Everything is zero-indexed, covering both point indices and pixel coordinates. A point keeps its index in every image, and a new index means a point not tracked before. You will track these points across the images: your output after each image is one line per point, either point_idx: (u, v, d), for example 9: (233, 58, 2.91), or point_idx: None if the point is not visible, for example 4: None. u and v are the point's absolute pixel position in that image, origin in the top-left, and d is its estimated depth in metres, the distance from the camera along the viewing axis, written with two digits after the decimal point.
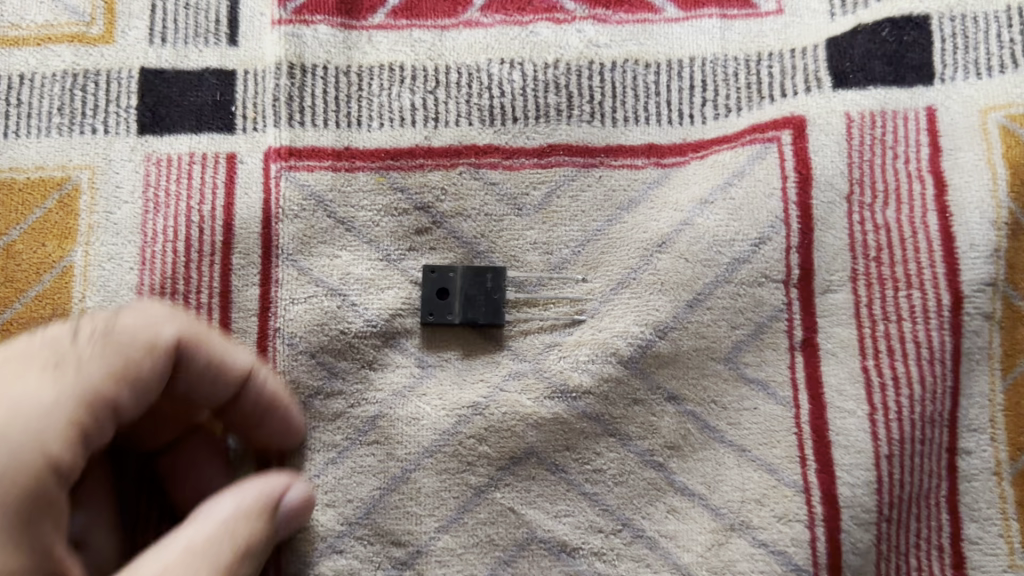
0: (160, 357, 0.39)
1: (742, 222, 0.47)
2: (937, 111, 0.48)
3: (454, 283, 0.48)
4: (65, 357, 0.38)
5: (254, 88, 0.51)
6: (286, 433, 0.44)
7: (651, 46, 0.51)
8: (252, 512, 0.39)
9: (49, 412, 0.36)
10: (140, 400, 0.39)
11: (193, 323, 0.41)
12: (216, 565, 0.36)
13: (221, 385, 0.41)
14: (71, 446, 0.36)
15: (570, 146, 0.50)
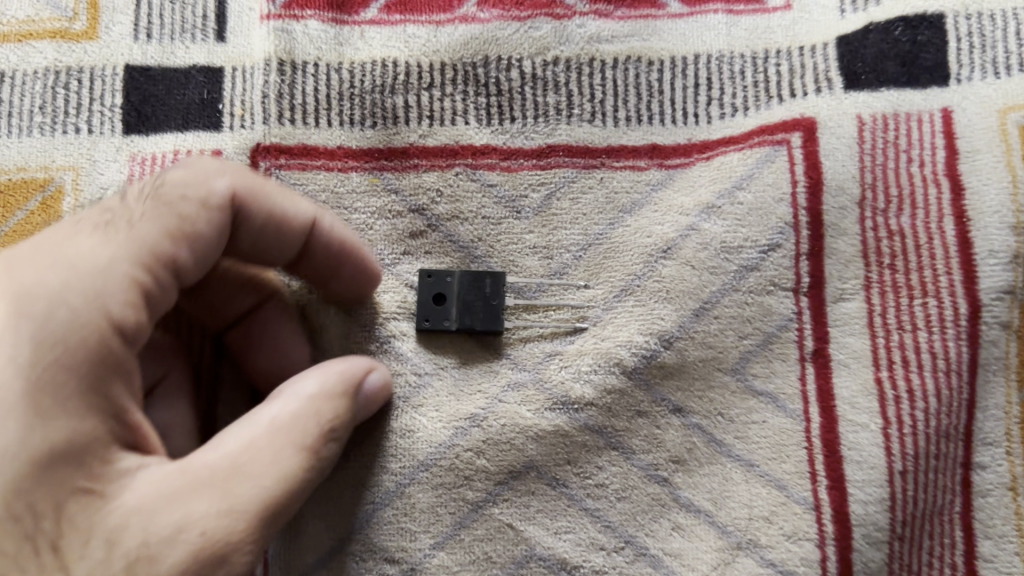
0: (216, 202, 0.38)
1: (751, 228, 0.46)
2: (953, 112, 0.46)
3: (450, 287, 0.46)
4: (114, 220, 0.37)
5: (242, 84, 0.49)
6: (364, 275, 0.44)
7: (654, 43, 0.49)
8: (334, 384, 0.39)
9: (105, 272, 0.35)
10: (202, 259, 0.38)
11: (250, 175, 0.41)
12: (301, 445, 0.36)
13: (285, 234, 0.41)
14: (132, 300, 0.35)
15: (571, 147, 0.48)
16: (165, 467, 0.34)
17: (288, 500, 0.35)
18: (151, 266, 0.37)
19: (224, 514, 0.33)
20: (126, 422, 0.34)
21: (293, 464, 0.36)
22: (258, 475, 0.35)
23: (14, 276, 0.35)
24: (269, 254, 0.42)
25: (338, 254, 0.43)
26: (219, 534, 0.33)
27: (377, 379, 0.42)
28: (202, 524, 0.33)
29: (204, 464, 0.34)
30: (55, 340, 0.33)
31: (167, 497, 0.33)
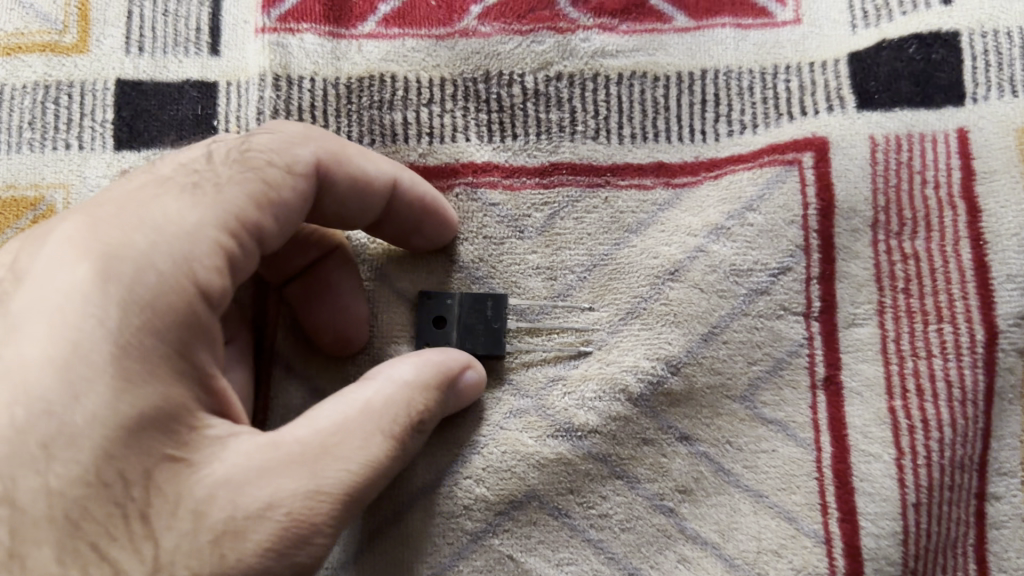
0: (301, 166, 0.38)
1: (761, 250, 0.44)
2: (969, 132, 0.45)
3: (451, 309, 0.44)
4: (201, 181, 0.35)
5: (237, 100, 0.47)
6: (441, 231, 0.44)
7: (661, 58, 0.48)
8: (430, 374, 0.39)
9: (193, 237, 0.34)
10: (287, 225, 0.37)
11: (333, 140, 0.40)
12: (389, 432, 0.36)
13: (367, 198, 0.41)
14: (218, 267, 0.34)
15: (574, 165, 0.46)
16: (253, 440, 0.33)
17: (374, 485, 0.35)
18: (237, 232, 0.35)
19: (312, 494, 0.33)
20: (206, 388, 0.34)
21: (381, 451, 0.35)
22: (348, 459, 0.34)
23: (98, 232, 0.33)
24: (351, 221, 0.41)
25: (417, 214, 0.43)
26: (306, 515, 0.32)
27: (473, 378, 0.41)
28: (291, 502, 0.32)
29: (294, 440, 0.34)
30: (144, 303, 0.32)
31: (257, 472, 0.32)
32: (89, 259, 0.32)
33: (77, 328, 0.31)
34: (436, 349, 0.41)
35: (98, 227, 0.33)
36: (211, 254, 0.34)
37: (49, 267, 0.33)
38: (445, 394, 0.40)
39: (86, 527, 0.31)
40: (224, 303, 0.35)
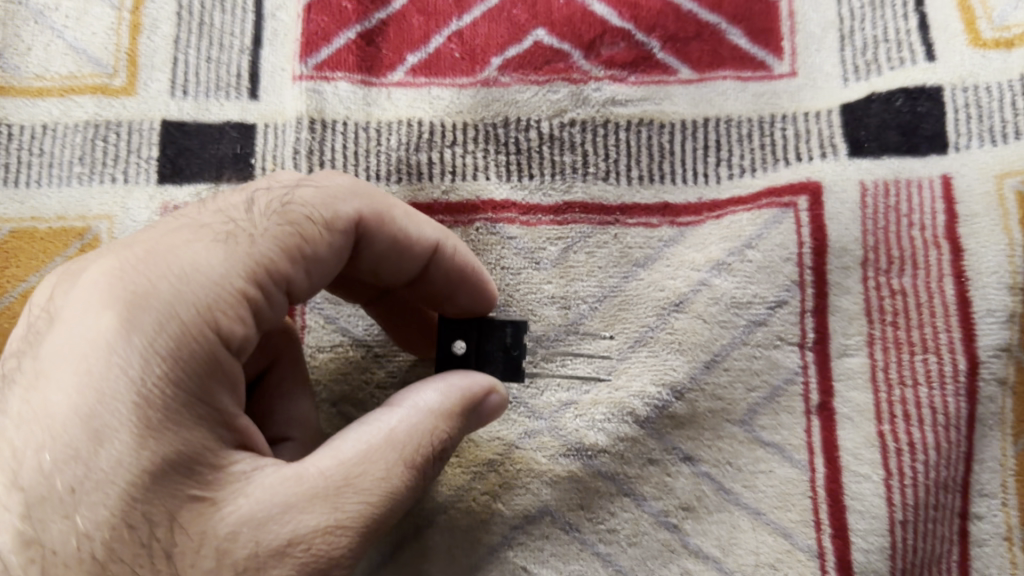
0: (341, 230, 0.39)
1: (760, 284, 0.48)
2: (953, 179, 0.48)
3: (467, 328, 0.42)
4: (233, 235, 0.36)
5: (275, 140, 0.51)
6: (478, 306, 0.45)
7: (668, 107, 0.52)
8: (455, 401, 0.39)
9: (220, 286, 0.35)
10: (321, 277, 0.39)
11: (377, 197, 0.41)
12: (409, 465, 0.36)
13: (406, 258, 0.43)
14: (244, 313, 0.35)
15: (586, 204, 0.50)
16: (276, 472, 0.34)
17: (392, 514, 0.36)
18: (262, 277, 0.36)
19: (330, 533, 0.34)
20: (229, 427, 0.35)
21: (400, 482, 0.36)
22: (369, 491, 0.35)
23: (122, 280, 0.34)
24: (388, 276, 0.44)
25: (452, 282, 0.44)
26: (323, 550, 0.33)
27: (496, 401, 0.40)
28: (312, 539, 0.33)
29: (316, 474, 0.34)
30: (167, 353, 0.33)
31: (278, 509, 0.33)
32: (113, 310, 0.33)
33: (101, 377, 0.32)
34: (460, 371, 0.40)
35: (123, 276, 0.34)
36: (233, 303, 0.35)
37: (76, 316, 0.33)
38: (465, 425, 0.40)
39: (113, 568, 0.31)
40: (249, 343, 0.36)
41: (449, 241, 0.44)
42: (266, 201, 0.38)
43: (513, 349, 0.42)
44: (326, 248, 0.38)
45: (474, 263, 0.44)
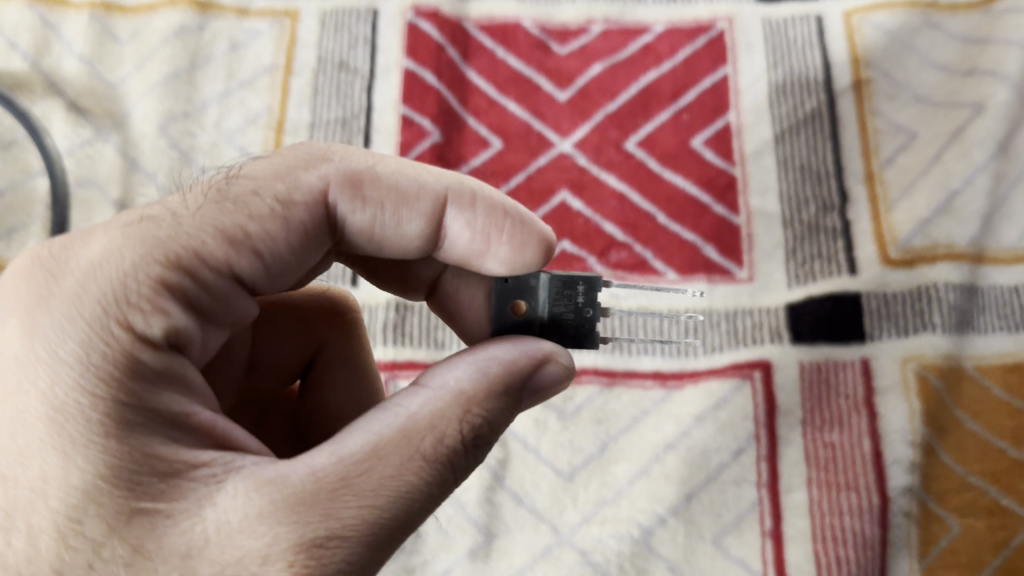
0: (307, 195, 0.42)
1: (727, 436, 0.64)
2: (870, 362, 0.64)
3: (537, 291, 0.46)
4: (157, 237, 0.39)
5: (370, 322, 0.68)
6: (528, 268, 0.44)
7: (658, 300, 0.69)
8: (479, 383, 0.40)
9: (131, 276, 0.38)
10: (298, 245, 0.42)
11: (359, 164, 0.44)
12: (411, 460, 0.37)
13: (408, 217, 0.44)
14: (169, 306, 0.38)
15: (597, 368, 0.67)
16: (253, 487, 0.36)
17: (405, 512, 0.37)
18: (196, 269, 0.39)
19: (320, 543, 0.35)
20: (169, 423, 0.37)
21: (413, 479, 0.37)
22: (377, 490, 0.36)
23: (31, 280, 0.38)
24: (417, 255, 0.45)
25: (483, 242, 0.45)
26: (310, 564, 0.35)
27: (553, 370, 0.42)
28: (297, 557, 0.35)
29: (306, 478, 0.36)
30: (74, 360, 0.36)
31: (246, 522, 0.35)
32: (25, 318, 0.38)
33: (23, 402, 0.36)
34: (514, 342, 0.42)
35: (31, 275, 0.39)
36: (160, 297, 0.38)
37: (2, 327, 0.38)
38: (512, 406, 0.41)
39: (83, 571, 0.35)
40: (190, 331, 0.39)
41: (462, 195, 0.45)
42: (210, 189, 0.42)
43: (587, 309, 0.45)
44: (285, 220, 0.42)
45: (501, 210, 0.45)
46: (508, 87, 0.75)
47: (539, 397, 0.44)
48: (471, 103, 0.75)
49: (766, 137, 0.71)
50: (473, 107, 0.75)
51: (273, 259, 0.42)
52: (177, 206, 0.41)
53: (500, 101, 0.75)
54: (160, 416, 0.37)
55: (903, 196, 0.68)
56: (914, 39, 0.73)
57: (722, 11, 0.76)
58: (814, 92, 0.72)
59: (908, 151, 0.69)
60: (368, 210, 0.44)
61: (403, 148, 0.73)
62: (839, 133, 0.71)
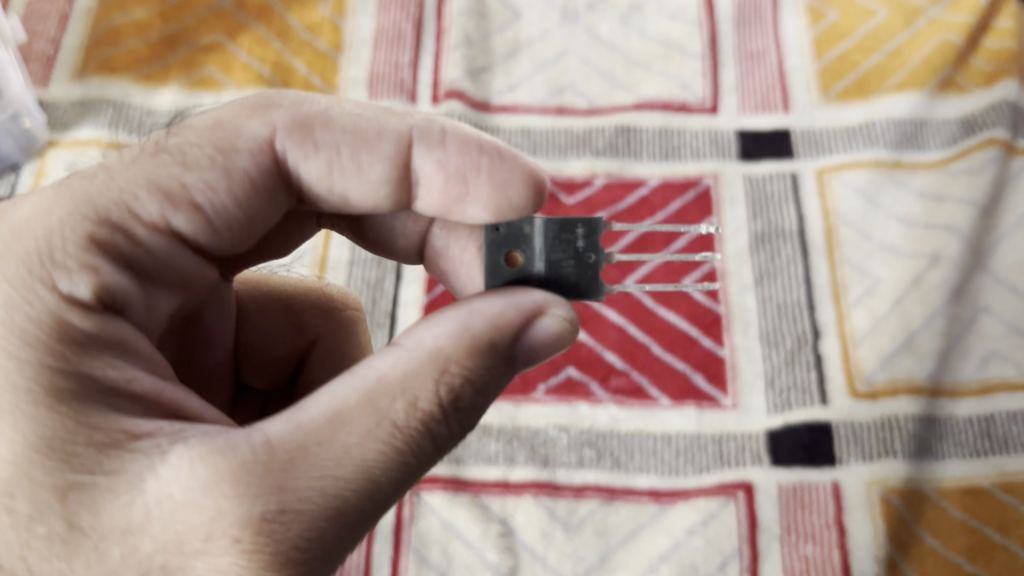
0: (253, 140, 0.47)
1: (713, 550, 0.71)
2: (840, 484, 0.72)
3: (532, 240, 0.47)
4: (92, 197, 0.43)
5: None
6: (516, 211, 0.48)
7: (654, 423, 0.76)
8: (462, 342, 0.41)
9: (64, 228, 0.42)
10: (243, 194, 0.47)
11: (314, 110, 0.49)
12: (376, 426, 0.39)
13: (374, 163, 0.48)
14: (100, 263, 0.42)
15: (599, 484, 0.74)
16: (199, 458, 0.38)
17: (370, 479, 0.39)
18: (130, 225, 0.44)
19: (273, 520, 0.38)
20: (106, 392, 0.40)
21: (377, 449, 0.39)
22: (338, 459, 0.39)
23: None
24: (390, 204, 0.50)
25: (461, 183, 0.49)
26: (264, 536, 0.38)
27: (549, 325, 0.43)
28: (246, 534, 0.38)
29: (262, 447, 0.38)
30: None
31: (189, 495, 0.38)
32: None
33: None
34: (507, 295, 0.44)
35: None
36: (92, 249, 0.42)
37: None
38: (499, 368, 0.43)
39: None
40: (126, 284, 0.43)
41: (430, 135, 0.49)
42: (152, 147, 0.46)
43: (590, 254, 0.47)
44: (224, 169, 0.46)
45: (477, 146, 0.49)
46: None
47: (542, 355, 0.45)
48: None
49: (747, 280, 0.80)
50: None
51: (215, 211, 0.46)
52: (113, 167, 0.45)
53: None
54: (91, 381, 0.40)
55: (868, 334, 0.77)
56: (880, 195, 0.81)
57: (708, 168, 0.85)
58: (789, 241, 0.81)
59: (873, 293, 0.78)
60: (323, 153, 0.48)
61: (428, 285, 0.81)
62: (811, 276, 0.79)
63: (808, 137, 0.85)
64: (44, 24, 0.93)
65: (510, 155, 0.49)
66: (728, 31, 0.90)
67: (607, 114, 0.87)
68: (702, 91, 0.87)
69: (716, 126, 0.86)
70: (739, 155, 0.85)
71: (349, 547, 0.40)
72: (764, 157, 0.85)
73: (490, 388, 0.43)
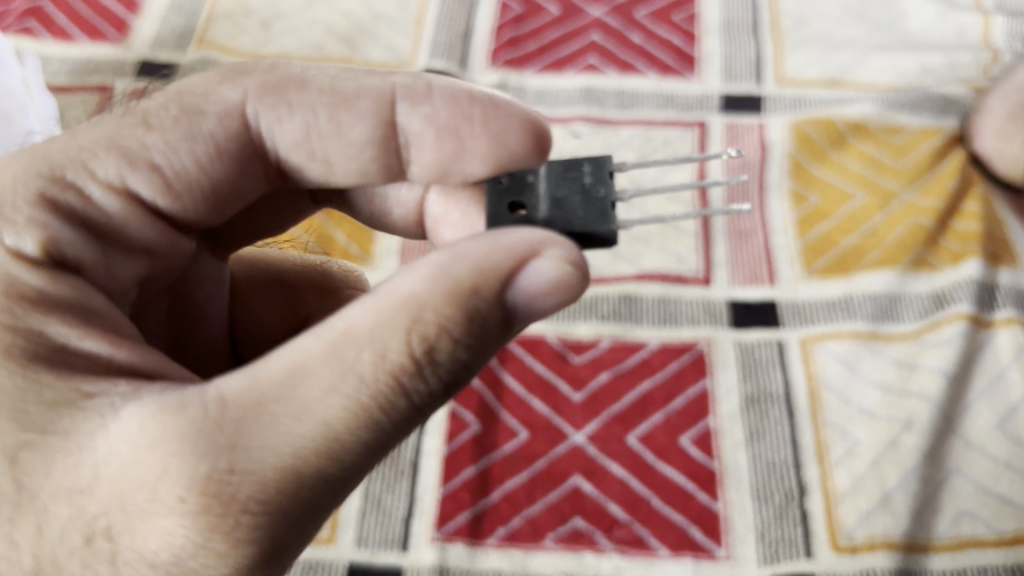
0: (223, 106, 0.56)
1: None
2: None
3: (537, 190, 0.54)
4: (50, 156, 0.52)
5: None
6: (513, 155, 0.56)
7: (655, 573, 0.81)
8: (439, 288, 0.45)
9: (20, 183, 0.51)
10: (205, 161, 0.56)
11: (290, 74, 0.58)
12: (345, 373, 0.44)
13: (358, 121, 0.57)
14: (48, 220, 0.51)
15: None
16: (148, 417, 0.44)
17: (334, 435, 0.44)
18: (84, 184, 0.53)
19: (230, 478, 0.43)
20: (63, 358, 0.47)
21: (338, 405, 0.44)
22: (298, 417, 0.44)
23: None
24: (378, 164, 0.59)
25: (457, 138, 0.57)
26: (218, 494, 0.43)
27: (545, 268, 0.47)
28: (191, 494, 0.43)
29: (217, 405, 0.44)
30: None
31: (133, 452, 0.44)
32: None
33: None
34: (494, 240, 0.47)
35: None
36: (42, 204, 0.51)
37: None
38: (482, 315, 0.46)
39: None
40: (75, 239, 0.52)
41: (415, 93, 0.58)
42: (123, 113, 0.55)
43: (599, 188, 0.53)
44: (187, 131, 0.55)
45: (467, 98, 0.58)
46: (535, 387, 0.90)
47: (543, 303, 0.48)
48: (504, 399, 0.90)
49: (739, 439, 0.87)
50: (506, 403, 0.89)
51: (172, 177, 0.55)
52: (80, 131, 0.54)
53: (527, 398, 0.90)
54: (43, 341, 0.47)
55: (849, 493, 0.83)
56: (859, 362, 0.90)
57: (703, 333, 0.93)
58: (777, 404, 0.89)
59: (854, 454, 0.85)
60: (298, 116, 0.57)
61: (448, 437, 0.88)
62: (797, 436, 0.87)
63: (792, 308, 0.94)
64: None
65: (502, 105, 0.58)
66: (719, 212, 1.00)
67: (611, 283, 0.96)
68: (696, 265, 0.97)
69: (710, 296, 0.95)
70: (730, 322, 0.94)
71: (316, 500, 0.45)
72: (753, 326, 0.93)
73: (473, 338, 0.47)
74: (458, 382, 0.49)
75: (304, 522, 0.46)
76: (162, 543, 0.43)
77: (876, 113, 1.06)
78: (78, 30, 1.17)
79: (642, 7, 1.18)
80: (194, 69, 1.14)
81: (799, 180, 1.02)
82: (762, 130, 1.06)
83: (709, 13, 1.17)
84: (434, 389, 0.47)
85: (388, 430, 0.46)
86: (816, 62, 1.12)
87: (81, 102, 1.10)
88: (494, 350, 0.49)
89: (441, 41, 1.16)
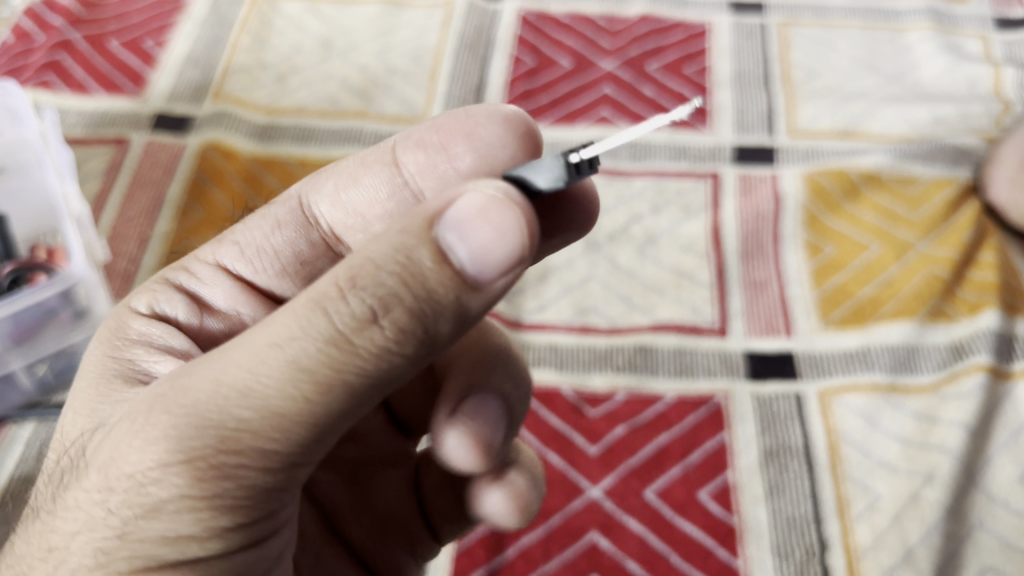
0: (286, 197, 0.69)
1: None
2: None
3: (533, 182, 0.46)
4: (173, 269, 0.67)
5: None
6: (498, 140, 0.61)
7: None
8: (384, 239, 0.46)
9: (151, 283, 0.65)
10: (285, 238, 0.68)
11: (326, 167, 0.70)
12: (281, 315, 0.46)
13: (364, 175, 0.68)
14: (162, 298, 0.63)
15: None
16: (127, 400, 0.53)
17: (252, 358, 0.45)
18: (191, 274, 0.66)
19: (170, 389, 0.47)
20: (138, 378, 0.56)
21: (264, 332, 0.46)
22: (235, 347, 0.47)
23: None
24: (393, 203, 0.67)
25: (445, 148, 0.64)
26: (155, 408, 0.47)
27: (472, 198, 0.44)
28: (142, 406, 0.48)
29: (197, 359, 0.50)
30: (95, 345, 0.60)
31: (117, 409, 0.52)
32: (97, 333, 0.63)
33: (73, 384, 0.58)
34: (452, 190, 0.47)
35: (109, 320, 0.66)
36: (162, 291, 0.64)
37: None
38: (410, 254, 0.44)
39: None
40: (181, 308, 0.63)
41: (406, 139, 0.66)
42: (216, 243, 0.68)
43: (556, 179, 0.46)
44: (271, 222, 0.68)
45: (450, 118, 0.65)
46: (550, 441, 0.89)
47: (478, 235, 0.43)
48: None
49: (759, 493, 0.85)
50: None
51: (248, 245, 0.67)
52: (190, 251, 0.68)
53: (542, 452, 0.89)
54: (129, 362, 0.57)
55: (872, 548, 0.82)
56: (877, 415, 0.89)
57: (720, 386, 0.92)
58: (796, 457, 0.87)
59: (875, 509, 0.84)
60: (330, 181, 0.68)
61: None
62: (818, 491, 0.85)
63: (810, 360, 0.93)
64: (126, 246, 1.02)
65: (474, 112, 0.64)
66: (734, 264, 1.00)
67: (626, 334, 0.96)
68: (712, 316, 0.97)
69: (726, 348, 0.95)
70: (747, 375, 0.93)
71: (232, 426, 0.45)
72: (770, 378, 0.93)
73: (410, 276, 0.44)
74: (409, 333, 0.45)
75: (216, 450, 0.46)
76: (112, 446, 0.48)
77: (890, 163, 1.06)
78: (95, 83, 1.19)
79: (654, 61, 1.19)
80: (209, 121, 1.15)
81: (814, 232, 1.02)
82: (776, 181, 1.07)
83: (720, 66, 1.19)
84: (365, 324, 0.44)
85: (315, 361, 0.45)
86: (827, 113, 1.13)
87: (97, 155, 1.11)
88: (449, 304, 0.45)
89: (455, 94, 1.17)
